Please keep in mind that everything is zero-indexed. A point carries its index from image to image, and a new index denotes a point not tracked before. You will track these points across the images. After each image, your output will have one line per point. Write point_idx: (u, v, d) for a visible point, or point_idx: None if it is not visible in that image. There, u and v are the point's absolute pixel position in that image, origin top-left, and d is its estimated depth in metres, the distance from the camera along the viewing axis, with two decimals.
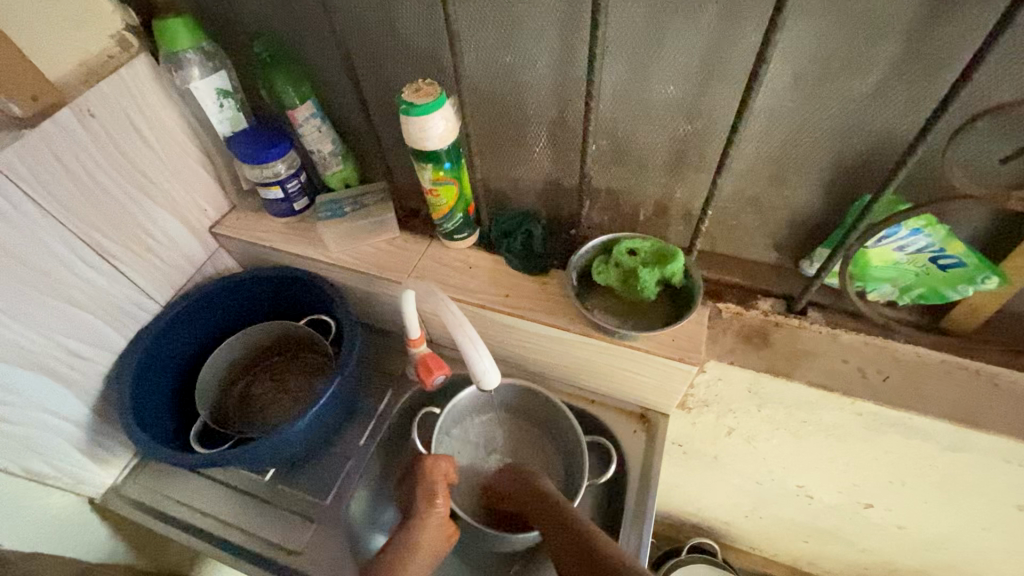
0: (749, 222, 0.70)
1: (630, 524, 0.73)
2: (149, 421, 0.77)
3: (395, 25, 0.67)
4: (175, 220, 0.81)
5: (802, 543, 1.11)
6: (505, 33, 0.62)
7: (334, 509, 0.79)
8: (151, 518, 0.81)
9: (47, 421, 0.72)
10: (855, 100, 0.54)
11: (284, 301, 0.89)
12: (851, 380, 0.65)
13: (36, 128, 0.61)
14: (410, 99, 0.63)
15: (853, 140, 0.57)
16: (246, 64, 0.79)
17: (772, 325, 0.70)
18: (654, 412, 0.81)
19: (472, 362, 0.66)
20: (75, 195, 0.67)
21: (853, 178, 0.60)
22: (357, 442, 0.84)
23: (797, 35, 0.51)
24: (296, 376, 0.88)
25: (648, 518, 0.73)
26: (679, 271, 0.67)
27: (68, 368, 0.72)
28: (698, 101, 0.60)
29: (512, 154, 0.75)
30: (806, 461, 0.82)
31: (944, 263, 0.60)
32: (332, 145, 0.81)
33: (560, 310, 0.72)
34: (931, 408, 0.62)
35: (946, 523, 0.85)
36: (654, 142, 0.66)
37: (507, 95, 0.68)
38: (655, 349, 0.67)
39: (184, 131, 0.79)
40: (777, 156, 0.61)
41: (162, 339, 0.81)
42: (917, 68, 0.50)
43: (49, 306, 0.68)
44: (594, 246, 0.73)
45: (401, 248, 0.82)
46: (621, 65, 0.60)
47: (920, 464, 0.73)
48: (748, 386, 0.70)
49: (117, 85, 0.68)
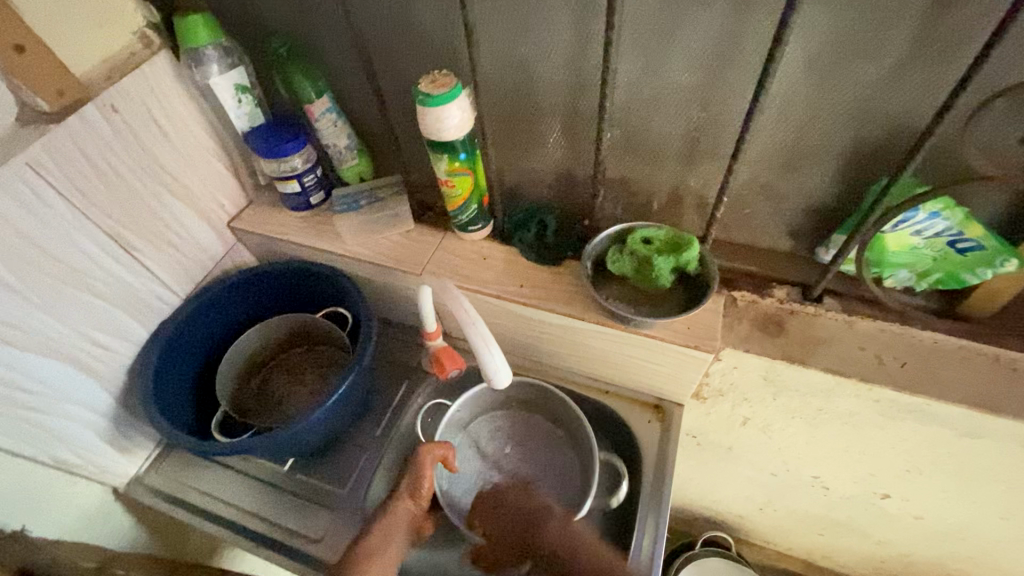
0: (763, 211, 0.70)
1: (642, 532, 0.72)
2: (170, 412, 0.79)
3: (409, 17, 0.68)
4: (195, 214, 0.82)
5: (817, 536, 1.11)
6: (520, 23, 0.63)
7: (351, 498, 0.80)
8: (173, 507, 0.82)
9: (71, 413, 0.73)
10: (869, 84, 0.54)
11: (303, 295, 0.90)
12: (866, 367, 0.65)
13: (63, 125, 0.62)
14: (427, 89, 0.64)
15: (868, 125, 0.57)
16: (262, 59, 0.80)
17: (787, 313, 0.70)
18: (669, 402, 0.81)
19: (483, 358, 0.69)
20: (98, 188, 0.68)
21: (868, 162, 0.60)
22: (375, 432, 0.85)
23: (811, 20, 0.51)
24: (313, 368, 0.89)
25: (660, 527, 0.72)
26: (694, 259, 0.67)
27: (94, 360, 0.74)
28: (713, 88, 0.60)
29: (527, 145, 0.75)
30: (821, 451, 0.82)
31: (962, 247, 0.60)
32: (348, 139, 0.82)
33: (574, 298, 0.73)
34: (947, 393, 0.62)
35: (962, 512, 0.85)
36: (668, 131, 0.66)
37: (521, 85, 0.69)
38: (669, 337, 0.68)
39: (202, 126, 0.80)
40: (792, 143, 0.61)
41: (183, 330, 0.82)
42: (931, 50, 0.50)
43: (77, 298, 0.69)
44: (607, 236, 0.73)
45: (415, 240, 0.83)
46: (636, 53, 0.60)
47: (937, 451, 0.72)
48: (764, 374, 0.70)
49: (139, 82, 0.70)
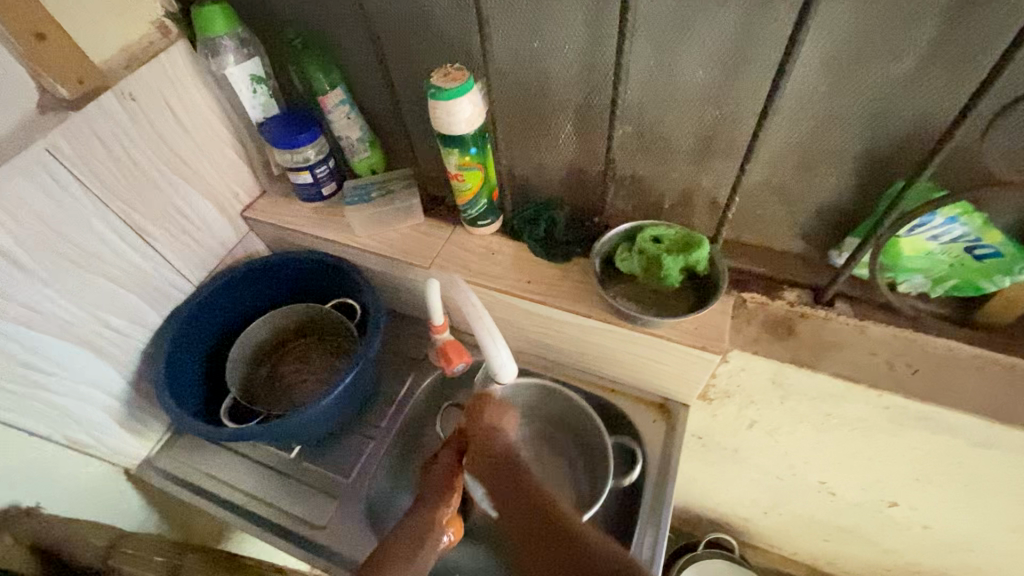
0: (777, 213, 0.69)
1: (642, 534, 0.72)
2: (180, 397, 0.80)
3: (424, 10, 0.67)
4: (208, 203, 0.83)
5: (822, 542, 1.10)
6: (536, 18, 0.62)
7: (355, 488, 0.81)
8: (181, 490, 0.83)
9: (86, 395, 0.74)
10: (887, 84, 0.53)
11: (312, 285, 0.91)
12: (878, 373, 0.64)
13: (81, 111, 0.63)
14: (439, 83, 0.64)
15: (888, 126, 0.56)
16: (277, 50, 0.81)
17: (798, 316, 0.69)
18: (675, 402, 0.80)
19: (489, 354, 0.69)
20: (115, 174, 0.69)
21: (886, 165, 0.59)
22: (380, 423, 0.86)
23: (831, 17, 0.50)
24: (321, 357, 0.89)
25: (660, 530, 0.71)
26: (704, 259, 0.66)
27: (108, 343, 0.74)
28: (728, 85, 0.59)
29: (539, 140, 0.75)
30: (828, 456, 0.81)
31: (980, 254, 0.60)
32: (360, 132, 0.82)
33: (582, 296, 0.72)
34: (962, 403, 0.61)
35: (972, 523, 0.83)
36: (681, 128, 0.65)
37: (535, 80, 0.68)
38: (677, 338, 0.67)
39: (217, 115, 0.80)
40: (808, 143, 0.60)
41: (195, 317, 0.82)
42: (954, 51, 0.49)
43: (92, 282, 0.70)
44: (617, 233, 0.72)
45: (425, 234, 0.83)
46: (651, 49, 0.59)
47: (948, 461, 0.71)
48: (772, 378, 0.70)
49: (156, 70, 0.70)
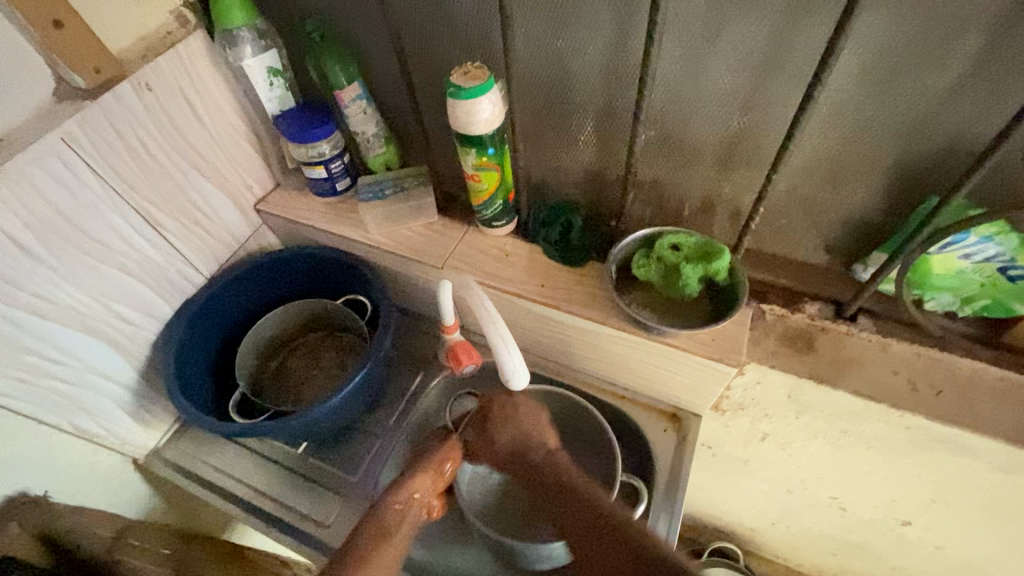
0: (800, 223, 0.67)
1: None
2: (189, 390, 0.79)
3: (447, 6, 0.66)
4: (222, 194, 0.82)
5: (830, 556, 1.08)
6: (560, 17, 0.61)
7: (362, 486, 0.80)
8: (188, 481, 0.83)
9: (96, 385, 0.74)
10: (926, 99, 0.51)
11: (324, 282, 0.90)
12: (899, 392, 0.62)
13: (98, 102, 0.63)
14: (459, 82, 0.63)
15: (922, 139, 0.54)
16: (295, 42, 0.80)
17: (818, 330, 0.67)
18: (686, 412, 0.79)
19: (501, 360, 0.69)
20: (131, 166, 0.68)
21: (919, 181, 0.57)
22: (388, 422, 0.85)
23: (870, 28, 0.49)
24: (331, 354, 0.89)
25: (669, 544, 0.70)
26: (724, 268, 0.65)
27: (120, 334, 0.74)
28: (757, 92, 0.58)
29: (558, 142, 0.73)
30: (841, 473, 0.80)
31: (1014, 275, 0.57)
32: (376, 127, 0.81)
33: (596, 302, 0.71)
34: (984, 426, 0.60)
35: (988, 547, 0.81)
36: (706, 133, 0.63)
37: (557, 80, 0.67)
38: (693, 348, 0.66)
39: (233, 107, 0.79)
40: (838, 154, 0.58)
41: (206, 309, 0.82)
42: (997, 66, 0.47)
43: (104, 272, 0.70)
44: (635, 239, 0.71)
45: (438, 232, 0.81)
46: (678, 53, 0.58)
47: (966, 483, 0.70)
48: (789, 393, 0.68)
49: (174, 61, 0.70)
